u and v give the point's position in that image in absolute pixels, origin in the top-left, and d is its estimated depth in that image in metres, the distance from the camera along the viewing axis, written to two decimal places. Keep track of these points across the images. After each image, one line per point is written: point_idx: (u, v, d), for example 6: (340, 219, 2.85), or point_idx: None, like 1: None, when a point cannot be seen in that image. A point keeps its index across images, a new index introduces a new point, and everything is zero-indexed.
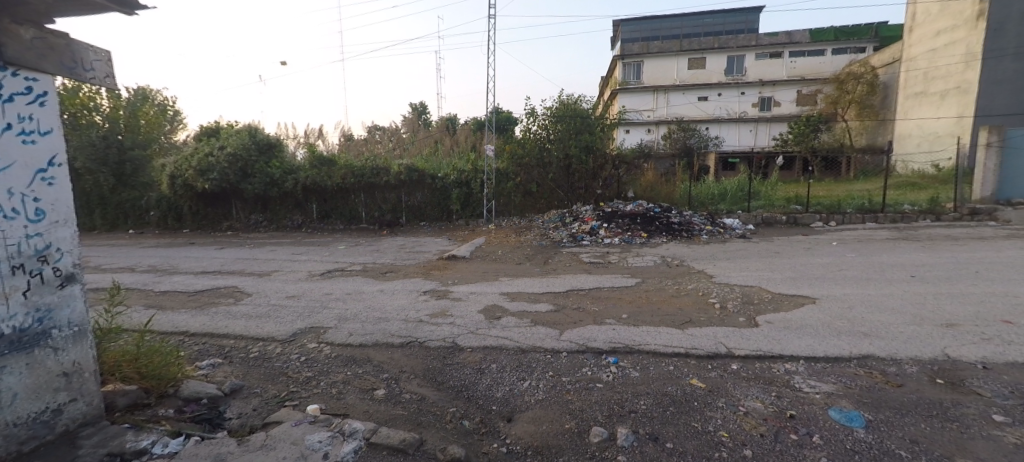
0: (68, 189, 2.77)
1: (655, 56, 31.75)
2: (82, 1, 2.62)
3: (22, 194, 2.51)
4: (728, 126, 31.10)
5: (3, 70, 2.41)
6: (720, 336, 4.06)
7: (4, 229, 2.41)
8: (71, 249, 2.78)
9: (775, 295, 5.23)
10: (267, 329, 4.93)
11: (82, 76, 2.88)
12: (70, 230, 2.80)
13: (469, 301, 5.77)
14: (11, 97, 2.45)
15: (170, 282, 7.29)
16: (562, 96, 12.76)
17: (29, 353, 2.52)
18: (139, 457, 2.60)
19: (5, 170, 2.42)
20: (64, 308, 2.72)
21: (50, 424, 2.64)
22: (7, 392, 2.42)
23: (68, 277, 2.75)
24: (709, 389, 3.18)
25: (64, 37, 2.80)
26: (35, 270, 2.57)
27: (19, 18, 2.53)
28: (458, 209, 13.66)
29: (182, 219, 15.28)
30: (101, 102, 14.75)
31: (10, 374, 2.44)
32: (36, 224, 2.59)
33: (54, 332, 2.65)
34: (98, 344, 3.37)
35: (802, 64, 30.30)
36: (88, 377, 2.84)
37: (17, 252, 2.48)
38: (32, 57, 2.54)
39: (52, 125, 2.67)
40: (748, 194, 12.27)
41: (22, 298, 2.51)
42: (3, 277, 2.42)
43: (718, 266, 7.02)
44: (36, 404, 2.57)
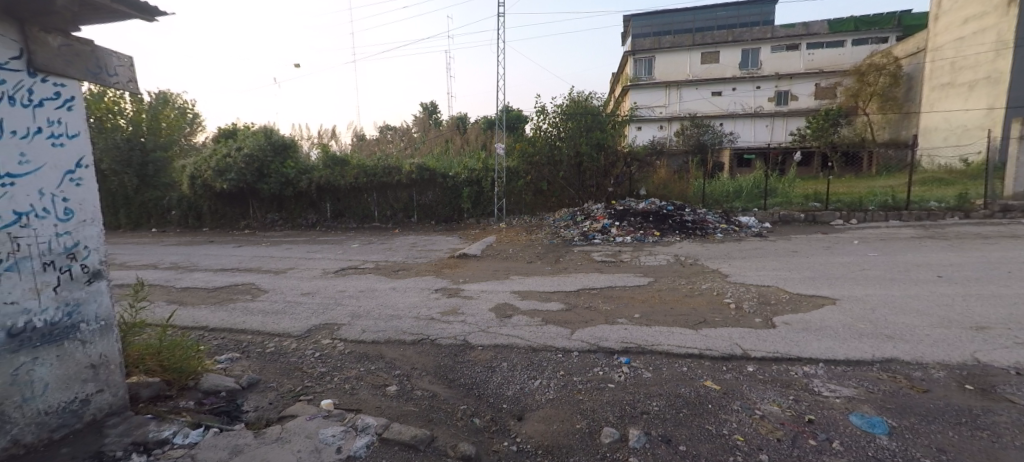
0: (94, 190, 2.83)
1: (667, 52, 31.41)
2: (103, 9, 2.62)
3: (52, 194, 2.57)
4: (743, 122, 30.62)
5: (33, 76, 2.48)
6: (735, 337, 3.97)
7: (35, 228, 2.48)
8: (97, 247, 2.83)
9: (792, 295, 5.11)
10: (282, 325, 4.96)
11: (107, 82, 2.91)
12: (97, 228, 2.86)
13: (480, 299, 5.74)
14: (40, 102, 2.52)
15: (190, 279, 7.41)
16: (572, 93, 12.67)
17: (60, 346, 2.58)
18: (161, 447, 2.62)
19: (36, 171, 2.48)
20: (91, 303, 2.77)
21: (78, 413, 2.68)
22: (39, 382, 2.48)
23: (95, 274, 2.81)
24: (724, 391, 3.11)
25: (89, 43, 2.83)
26: (64, 266, 2.63)
27: (48, 27, 2.59)
28: (469, 208, 13.61)
29: (201, 218, 15.55)
30: (125, 106, 15.12)
31: (42, 364, 2.50)
32: (65, 222, 2.65)
33: (82, 325, 2.71)
34: (124, 337, 3.45)
35: (820, 56, 29.59)
36: (113, 368, 2.89)
37: (46, 249, 2.54)
38: (60, 64, 2.60)
39: (79, 129, 2.73)
40: (764, 192, 12.05)
41: (53, 293, 2.57)
42: (34, 272, 2.48)
43: (733, 265, 6.88)
44: (66, 394, 2.62)
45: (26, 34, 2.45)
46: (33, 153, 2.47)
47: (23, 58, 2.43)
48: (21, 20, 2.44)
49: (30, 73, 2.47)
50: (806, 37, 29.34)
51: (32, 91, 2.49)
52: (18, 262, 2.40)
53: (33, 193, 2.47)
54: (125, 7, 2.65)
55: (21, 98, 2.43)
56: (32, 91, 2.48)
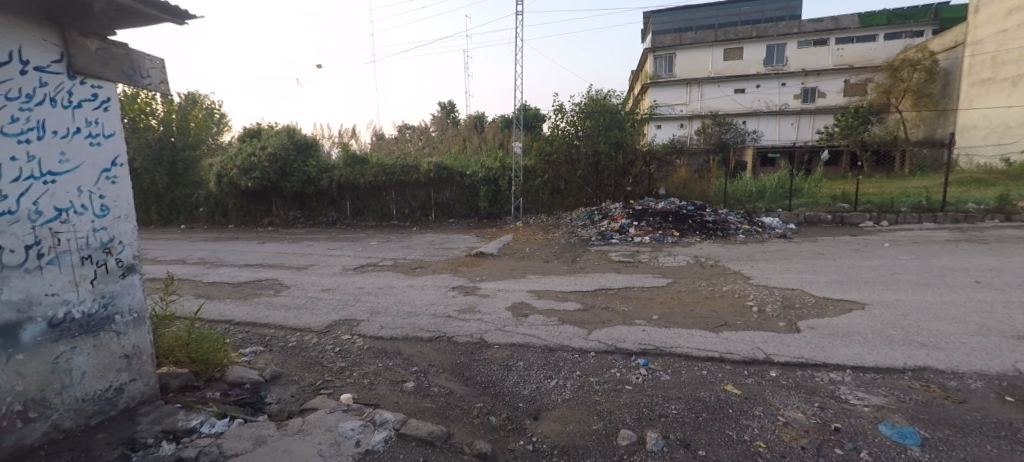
0: (128, 187, 2.92)
1: (689, 48, 30.88)
2: (137, 13, 2.68)
3: (90, 192, 2.67)
4: (767, 120, 29.90)
5: (72, 79, 2.58)
6: (757, 341, 3.87)
7: (74, 223, 2.59)
8: (131, 242, 2.93)
9: (817, 299, 4.97)
10: (304, 319, 5.06)
11: (140, 84, 2.99)
12: (131, 224, 2.96)
13: (497, 298, 5.74)
14: (79, 103, 2.61)
15: (216, 274, 7.62)
16: (591, 91, 12.56)
17: (96, 336, 2.68)
18: (189, 435, 2.70)
19: (75, 170, 2.58)
20: (125, 296, 2.87)
21: (113, 401, 2.78)
22: (77, 370, 2.58)
23: (129, 268, 2.91)
24: (746, 396, 3.03)
25: (124, 46, 2.92)
26: (101, 261, 2.73)
27: (86, 31, 2.68)
28: (486, 206, 13.62)
29: (227, 215, 15.96)
30: (156, 107, 15.66)
31: (80, 353, 2.60)
32: (101, 218, 2.75)
33: (116, 317, 2.81)
34: (155, 329, 3.57)
35: (850, 52, 28.62)
36: (146, 359, 2.99)
37: (85, 244, 2.64)
38: (96, 66, 2.69)
39: (114, 129, 2.83)
40: (789, 192, 11.76)
41: (90, 286, 2.67)
42: (73, 266, 2.59)
43: (756, 267, 6.72)
44: (101, 382, 2.71)
45: (65, 39, 2.54)
46: (72, 151, 2.57)
47: (63, 61, 2.52)
48: (61, 24, 2.53)
49: (69, 76, 2.56)
50: (835, 31, 28.43)
51: (72, 93, 2.58)
52: (57, 256, 2.51)
53: (72, 190, 2.57)
54: (156, 11, 2.70)
55: (62, 100, 2.53)
56: (71, 93, 2.58)
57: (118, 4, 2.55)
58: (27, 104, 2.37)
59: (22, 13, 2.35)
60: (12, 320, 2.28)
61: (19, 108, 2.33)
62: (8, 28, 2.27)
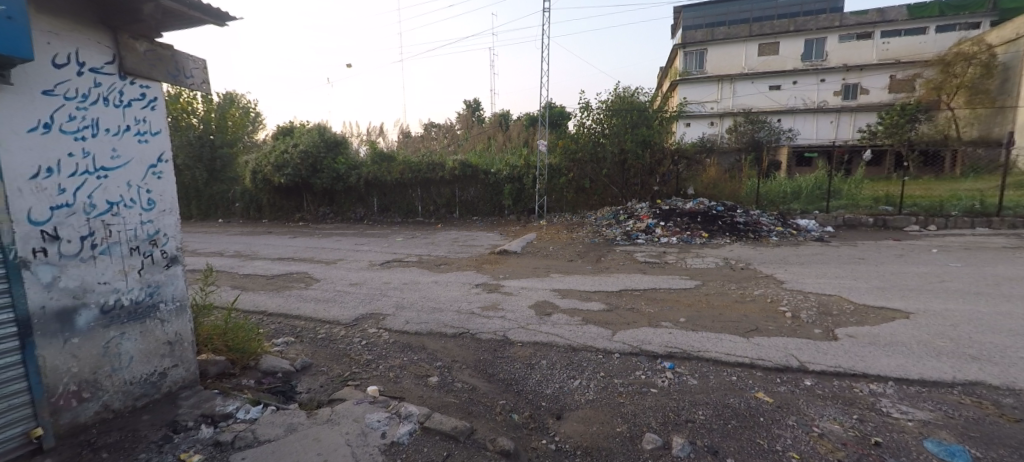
0: (173, 182, 3.05)
1: (721, 44, 30.03)
2: (183, 15, 2.79)
3: (138, 186, 2.81)
4: (804, 118, 28.81)
5: (123, 79, 2.71)
6: (790, 348, 3.74)
7: (123, 216, 2.72)
8: (175, 234, 3.06)
9: (856, 306, 4.76)
10: (332, 312, 5.19)
11: (185, 84, 3.12)
12: (175, 217, 3.09)
13: (520, 296, 5.74)
14: (128, 102, 2.74)
15: (251, 266, 7.91)
16: (618, 88, 12.37)
17: (142, 323, 2.82)
18: (226, 420, 2.80)
19: (124, 165, 2.72)
20: (169, 285, 3.01)
21: (157, 385, 2.92)
22: (125, 355, 2.73)
23: (173, 259, 3.04)
24: (778, 404, 2.94)
25: (169, 48, 3.04)
26: (148, 252, 2.87)
27: (135, 33, 2.81)
28: (510, 204, 13.68)
29: (261, 210, 16.51)
30: (197, 106, 16.39)
31: (128, 339, 2.74)
32: (148, 212, 2.88)
33: (161, 305, 2.95)
34: (195, 318, 3.73)
35: (897, 46, 27.29)
36: (187, 346, 3.13)
37: (132, 236, 2.78)
38: (145, 68, 2.82)
39: (161, 127, 2.95)
40: (826, 194, 11.34)
41: (137, 275, 2.81)
42: (122, 256, 2.73)
43: (789, 271, 6.49)
44: (147, 366, 2.86)
45: (117, 42, 2.67)
46: (122, 148, 2.70)
47: (115, 62, 2.66)
48: (114, 29, 2.67)
49: (121, 77, 2.70)
50: (880, 24, 27.19)
51: (122, 93, 2.72)
52: (109, 247, 2.65)
53: (122, 185, 2.72)
54: (199, 14, 2.80)
55: (114, 100, 2.67)
56: (121, 93, 2.71)
57: (165, 7, 2.65)
58: (83, 103, 2.50)
59: (79, 17, 2.48)
60: (68, 306, 2.43)
61: (75, 107, 2.47)
62: (66, 31, 2.41)
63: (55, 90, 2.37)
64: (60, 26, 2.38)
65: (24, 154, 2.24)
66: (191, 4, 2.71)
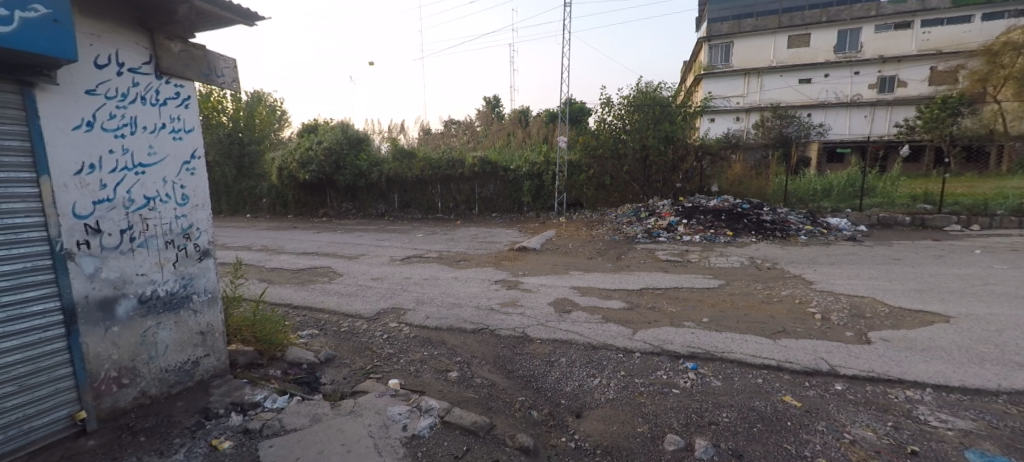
0: (206, 179, 3.15)
1: (748, 36, 29.22)
2: (215, 16, 2.86)
3: (173, 182, 2.91)
4: (836, 112, 27.81)
5: (159, 79, 2.80)
6: (820, 351, 3.62)
7: (159, 211, 2.83)
8: (207, 229, 3.16)
9: (891, 309, 4.58)
10: (355, 306, 5.29)
11: (216, 83, 3.20)
12: (208, 213, 3.18)
13: (539, 293, 5.73)
14: (165, 101, 2.84)
15: (277, 260, 8.12)
16: (640, 83, 12.15)
17: (177, 313, 2.93)
18: (254, 409, 2.88)
19: (160, 162, 2.81)
20: (201, 277, 3.11)
21: (190, 373, 3.03)
22: (161, 343, 2.84)
23: (205, 252, 3.14)
24: (807, 409, 2.85)
25: (202, 48, 3.12)
26: (182, 245, 2.97)
27: (171, 34, 2.89)
28: (529, 201, 13.66)
29: (287, 206, 16.93)
30: (226, 105, 16.92)
31: (164, 328, 2.85)
32: (182, 207, 2.98)
33: (194, 296, 3.05)
34: (225, 309, 3.85)
35: (938, 35, 26.01)
36: (218, 336, 3.23)
37: (168, 230, 2.89)
38: (179, 67, 2.90)
39: (194, 125, 3.04)
40: (860, 191, 10.94)
41: (173, 268, 2.92)
42: (159, 249, 2.83)
43: (819, 271, 6.28)
44: (181, 355, 2.96)
45: (154, 42, 2.76)
46: (158, 145, 2.80)
47: (151, 62, 2.75)
48: (151, 29, 2.76)
49: (157, 76, 2.79)
50: (921, 12, 25.98)
51: (159, 92, 2.81)
52: (146, 240, 2.76)
53: (158, 181, 2.82)
54: (230, 14, 2.86)
55: (150, 98, 2.76)
56: (158, 92, 2.81)
57: (198, 9, 2.72)
58: (122, 102, 2.60)
59: (118, 19, 2.58)
60: (109, 296, 2.54)
61: (116, 106, 2.57)
62: (107, 33, 2.51)
63: (97, 90, 2.47)
64: (101, 28, 2.48)
65: (68, 151, 2.36)
66: (224, 5, 2.78)
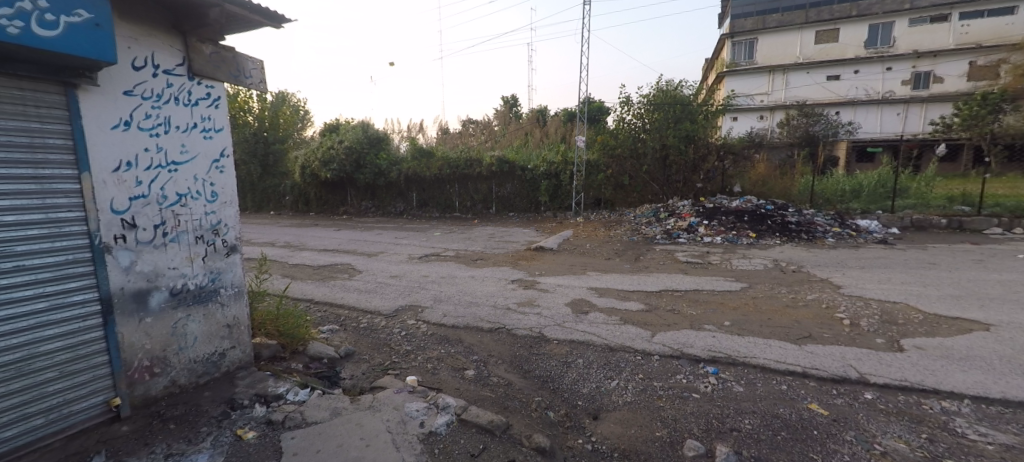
0: (234, 177, 3.22)
1: (773, 32, 28.53)
2: (244, 19, 2.92)
3: (203, 180, 2.99)
4: (866, 110, 26.90)
5: (192, 80, 2.88)
6: (848, 358, 3.51)
7: (190, 207, 2.91)
8: (235, 225, 3.24)
9: (926, 316, 4.40)
10: (374, 303, 5.36)
11: (245, 84, 3.27)
12: (236, 209, 3.26)
13: (556, 293, 5.70)
14: (196, 101, 2.92)
15: (299, 256, 8.30)
16: (660, 82, 11.94)
17: (205, 306, 3.01)
18: (277, 401, 2.94)
19: (191, 160, 2.89)
20: (228, 272, 3.19)
21: (217, 364, 3.11)
22: (190, 335, 2.92)
23: (232, 248, 3.22)
24: (833, 418, 2.77)
25: (232, 50, 3.20)
26: (211, 240, 3.06)
27: (203, 37, 2.97)
28: (547, 201, 13.61)
29: (309, 204, 17.27)
30: (253, 105, 17.41)
31: (193, 321, 2.93)
32: (212, 203, 3.06)
33: (221, 290, 3.13)
34: (251, 303, 3.94)
35: (978, 29, 24.93)
36: (244, 330, 3.30)
37: (198, 225, 2.97)
38: (210, 69, 2.98)
39: (223, 125, 3.12)
40: (892, 192, 10.57)
41: (202, 262, 3.00)
42: (189, 244, 2.91)
43: (848, 275, 6.09)
44: (209, 347, 3.04)
45: (186, 45, 2.84)
46: (189, 144, 2.88)
47: (184, 64, 2.83)
48: (184, 32, 2.84)
49: (189, 77, 2.87)
50: (959, 6, 24.96)
51: (191, 92, 2.89)
52: (178, 235, 2.84)
53: (189, 178, 2.90)
54: (259, 17, 2.92)
55: (183, 99, 2.85)
56: (190, 93, 2.89)
57: (229, 12, 2.79)
58: (157, 103, 2.69)
59: (154, 23, 2.66)
60: (142, 288, 2.63)
61: (151, 106, 2.66)
62: (144, 36, 2.60)
63: (134, 91, 2.56)
64: (139, 32, 2.57)
65: (106, 149, 2.46)
66: (253, 9, 2.85)
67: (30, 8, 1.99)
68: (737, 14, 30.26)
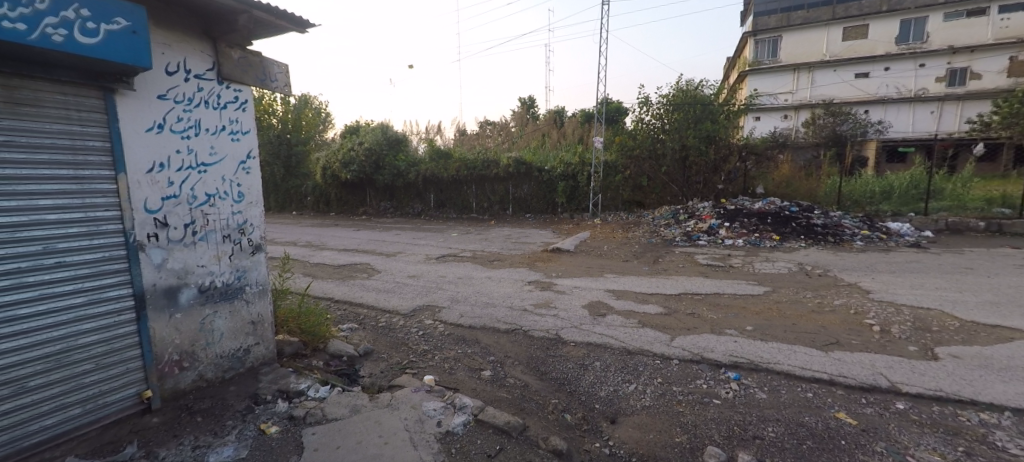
0: (260, 177, 3.29)
1: (798, 29, 27.86)
2: (272, 24, 2.99)
3: (231, 180, 3.07)
4: (897, 109, 26.01)
5: (221, 84, 2.96)
6: (878, 366, 3.39)
7: (218, 207, 2.99)
8: (260, 224, 3.31)
9: (963, 323, 4.22)
10: (393, 302, 5.42)
11: (271, 87, 3.34)
12: (261, 209, 3.34)
13: (573, 295, 5.68)
14: (225, 105, 3.00)
15: (320, 255, 8.46)
16: (680, 82, 11.77)
17: (231, 303, 3.09)
18: (298, 397, 2.99)
19: (219, 162, 2.97)
20: (254, 270, 3.26)
21: (242, 359, 3.18)
22: (216, 331, 3.00)
23: (257, 247, 3.29)
24: (862, 427, 2.68)
25: (259, 54, 3.27)
26: (237, 239, 3.13)
27: (232, 42, 3.05)
28: (563, 202, 13.56)
29: (329, 204, 17.59)
30: (277, 107, 17.86)
31: (219, 317, 3.01)
32: (239, 203, 3.14)
33: (247, 288, 3.21)
34: (274, 301, 4.03)
35: (1019, 22, 23.89)
36: (268, 327, 3.37)
37: (226, 224, 3.05)
38: (238, 73, 3.05)
39: (250, 127, 3.19)
40: (925, 193, 10.20)
41: (229, 261, 3.08)
42: (217, 242, 3.00)
43: (877, 280, 5.89)
44: (234, 343, 3.12)
45: (216, 50, 2.91)
46: (217, 146, 2.96)
47: (214, 68, 2.91)
48: (214, 38, 2.92)
49: (219, 82, 2.94)
50: None
51: (220, 96, 2.96)
52: (206, 234, 2.92)
53: (218, 179, 2.98)
54: (285, 22, 2.98)
55: (212, 102, 2.93)
56: (219, 96, 2.96)
57: (257, 18, 2.85)
58: (188, 106, 2.77)
59: (186, 29, 2.75)
60: (172, 285, 2.72)
61: (183, 110, 2.74)
62: (177, 42, 2.69)
63: (167, 95, 2.65)
64: (172, 38, 2.66)
65: (141, 150, 2.55)
66: (280, 14, 2.91)
67: (72, 17, 2.07)
68: (760, 12, 29.63)
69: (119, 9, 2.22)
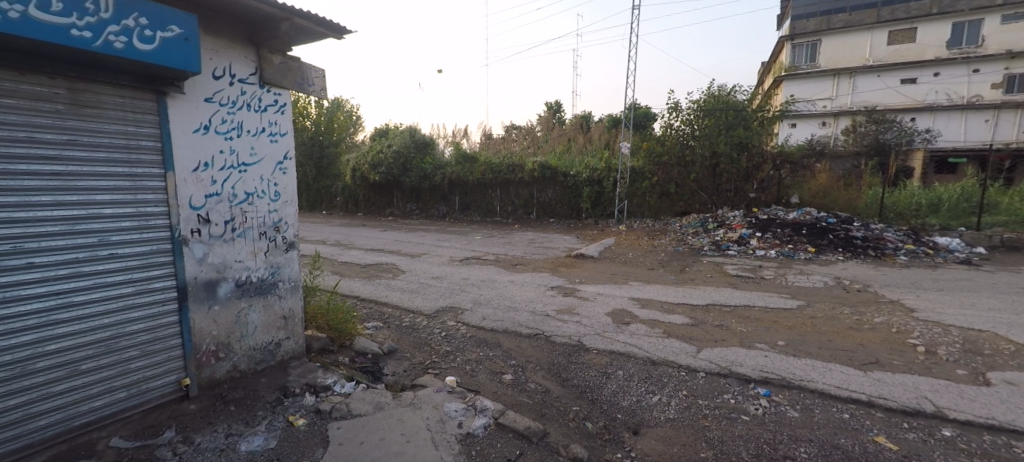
0: (295, 178, 3.39)
1: (839, 33, 26.85)
2: (312, 31, 3.09)
3: (268, 180, 3.18)
4: (947, 117, 24.74)
5: (262, 87, 3.07)
6: (921, 389, 3.21)
7: (255, 205, 3.09)
8: (293, 223, 3.40)
9: (1019, 347, 3.94)
10: (417, 302, 5.48)
11: (308, 91, 3.44)
12: (295, 209, 3.44)
13: (597, 302, 5.61)
14: (265, 108, 3.11)
15: (348, 254, 8.66)
16: (712, 87, 11.51)
17: (265, 297, 3.19)
18: (325, 391, 3.05)
19: (258, 162, 3.08)
20: (286, 267, 3.36)
21: (273, 353, 3.28)
22: (250, 324, 3.09)
23: (291, 244, 3.38)
24: (903, 453, 2.54)
25: (298, 60, 3.38)
26: (272, 237, 3.23)
27: (274, 49, 3.16)
28: (588, 208, 13.46)
29: (357, 205, 17.98)
30: (311, 110, 18.46)
31: (253, 311, 3.11)
32: (275, 202, 3.24)
33: (280, 284, 3.31)
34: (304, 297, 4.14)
35: None
36: (298, 322, 3.46)
37: (262, 222, 3.16)
38: (278, 77, 3.16)
39: (287, 129, 3.29)
40: (977, 208, 9.63)
41: (264, 257, 3.18)
42: (254, 239, 3.10)
43: (922, 297, 5.58)
44: (266, 336, 3.21)
45: (258, 56, 3.03)
46: (257, 146, 3.07)
47: (256, 72, 3.02)
48: (256, 44, 3.03)
49: (260, 86, 3.05)
50: None
51: (261, 99, 3.08)
52: (244, 231, 3.03)
53: (256, 179, 3.09)
54: (323, 29, 3.08)
55: (254, 105, 3.04)
56: (260, 99, 3.07)
57: (297, 25, 2.95)
58: (232, 109, 2.89)
59: (231, 36, 2.87)
60: (211, 279, 2.83)
61: (227, 112, 2.86)
62: (223, 48, 2.81)
63: (213, 98, 2.77)
64: (218, 44, 2.79)
65: (188, 151, 2.67)
66: (318, 20, 3.00)
67: (132, 25, 2.21)
68: (799, 15, 28.72)
69: (174, 17, 2.34)
